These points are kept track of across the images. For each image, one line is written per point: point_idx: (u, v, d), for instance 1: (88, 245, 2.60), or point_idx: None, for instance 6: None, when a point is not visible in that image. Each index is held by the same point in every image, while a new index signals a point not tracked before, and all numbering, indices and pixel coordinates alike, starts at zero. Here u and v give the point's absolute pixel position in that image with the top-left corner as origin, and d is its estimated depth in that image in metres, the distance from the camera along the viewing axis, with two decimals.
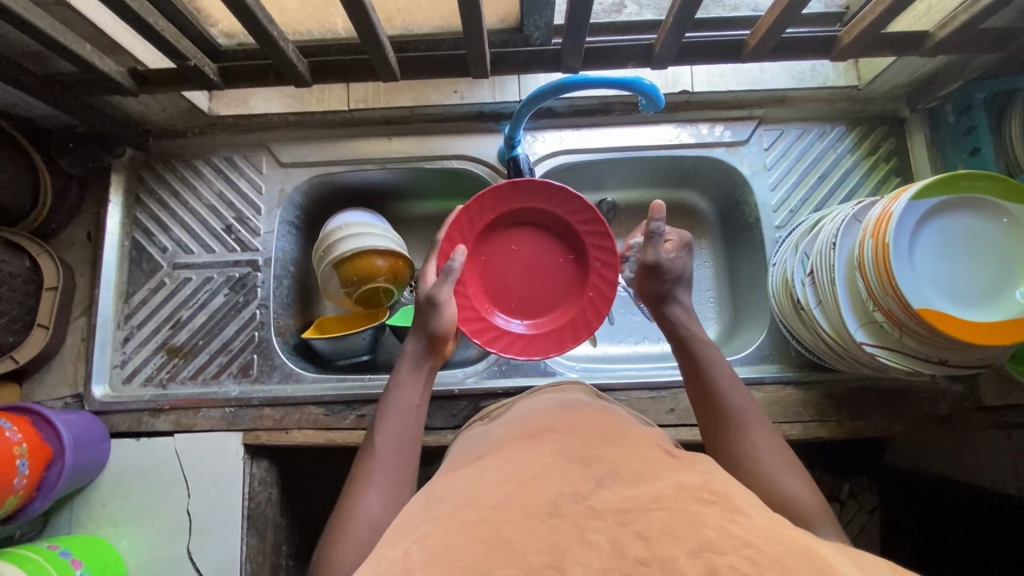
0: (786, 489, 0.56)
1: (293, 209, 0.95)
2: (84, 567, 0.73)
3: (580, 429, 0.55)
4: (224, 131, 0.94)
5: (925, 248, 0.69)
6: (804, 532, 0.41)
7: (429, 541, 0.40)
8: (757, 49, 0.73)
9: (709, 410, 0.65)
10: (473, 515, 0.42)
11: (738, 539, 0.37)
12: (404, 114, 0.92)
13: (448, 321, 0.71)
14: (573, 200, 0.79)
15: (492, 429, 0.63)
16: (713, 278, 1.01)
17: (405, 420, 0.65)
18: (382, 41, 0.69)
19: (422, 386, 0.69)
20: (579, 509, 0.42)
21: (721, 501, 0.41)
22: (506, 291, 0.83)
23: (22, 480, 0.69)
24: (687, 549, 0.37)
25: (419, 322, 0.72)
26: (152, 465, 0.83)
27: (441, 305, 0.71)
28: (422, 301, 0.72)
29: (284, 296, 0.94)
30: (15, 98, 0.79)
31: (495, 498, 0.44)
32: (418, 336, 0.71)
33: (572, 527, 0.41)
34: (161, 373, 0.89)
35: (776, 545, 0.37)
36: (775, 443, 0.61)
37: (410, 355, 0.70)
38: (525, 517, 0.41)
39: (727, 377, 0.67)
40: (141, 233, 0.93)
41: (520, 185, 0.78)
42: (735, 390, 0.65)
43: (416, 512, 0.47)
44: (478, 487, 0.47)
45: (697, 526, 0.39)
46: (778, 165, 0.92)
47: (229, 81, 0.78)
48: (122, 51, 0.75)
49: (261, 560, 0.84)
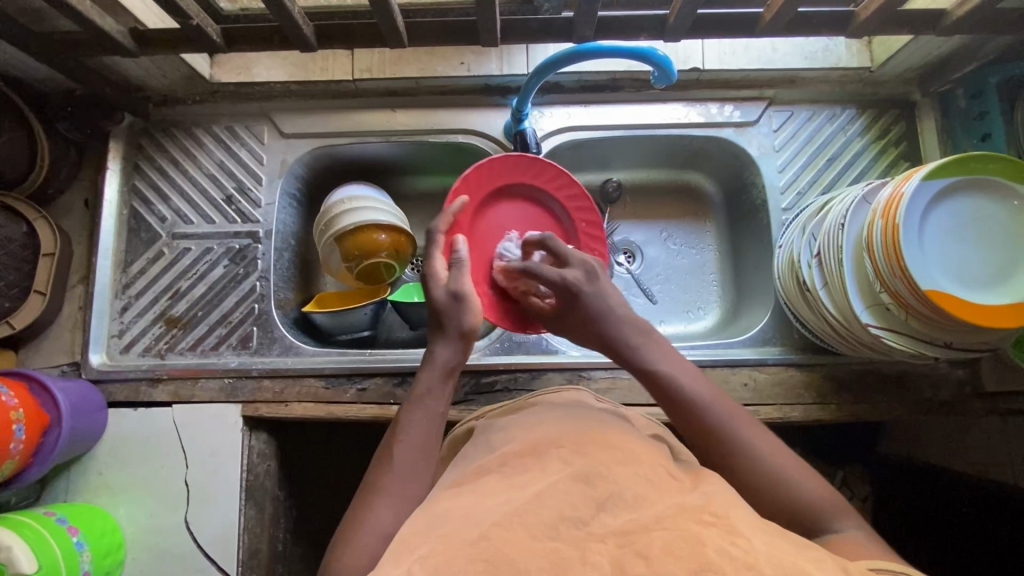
0: (806, 495, 0.53)
1: (294, 180, 0.94)
2: (80, 534, 0.73)
3: (585, 440, 0.54)
4: (225, 99, 0.93)
5: (935, 230, 0.69)
6: (803, 551, 0.40)
7: (432, 560, 0.39)
8: (772, 23, 0.72)
9: (705, 443, 0.57)
10: (477, 530, 0.42)
11: (740, 560, 0.38)
12: (409, 85, 0.91)
13: (472, 317, 0.69)
14: (549, 169, 0.83)
15: (499, 433, 0.61)
16: (717, 260, 1.01)
17: (425, 427, 0.62)
18: (391, 7, 0.68)
19: (449, 394, 0.65)
20: (579, 533, 0.42)
21: (721, 522, 0.41)
22: (505, 274, 0.83)
23: (18, 444, 0.68)
24: (687, 569, 0.37)
25: (439, 323, 0.68)
26: (149, 436, 0.82)
27: (468, 300, 0.68)
28: (440, 303, 0.68)
29: (284, 269, 0.93)
30: (14, 60, 0.78)
31: (496, 515, 0.43)
32: (448, 339, 0.67)
33: (573, 548, 0.40)
34: (159, 343, 0.88)
35: (778, 568, 0.37)
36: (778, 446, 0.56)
37: (437, 363, 0.66)
38: (526, 538, 0.41)
39: (708, 406, 0.58)
40: (140, 202, 0.92)
41: (497, 163, 0.81)
42: (721, 411, 0.57)
43: (418, 524, 0.46)
44: (482, 504, 0.46)
45: (698, 546, 0.39)
46: (787, 147, 0.91)
47: (231, 44, 0.76)
48: (121, 9, 0.73)
49: (259, 531, 0.84)
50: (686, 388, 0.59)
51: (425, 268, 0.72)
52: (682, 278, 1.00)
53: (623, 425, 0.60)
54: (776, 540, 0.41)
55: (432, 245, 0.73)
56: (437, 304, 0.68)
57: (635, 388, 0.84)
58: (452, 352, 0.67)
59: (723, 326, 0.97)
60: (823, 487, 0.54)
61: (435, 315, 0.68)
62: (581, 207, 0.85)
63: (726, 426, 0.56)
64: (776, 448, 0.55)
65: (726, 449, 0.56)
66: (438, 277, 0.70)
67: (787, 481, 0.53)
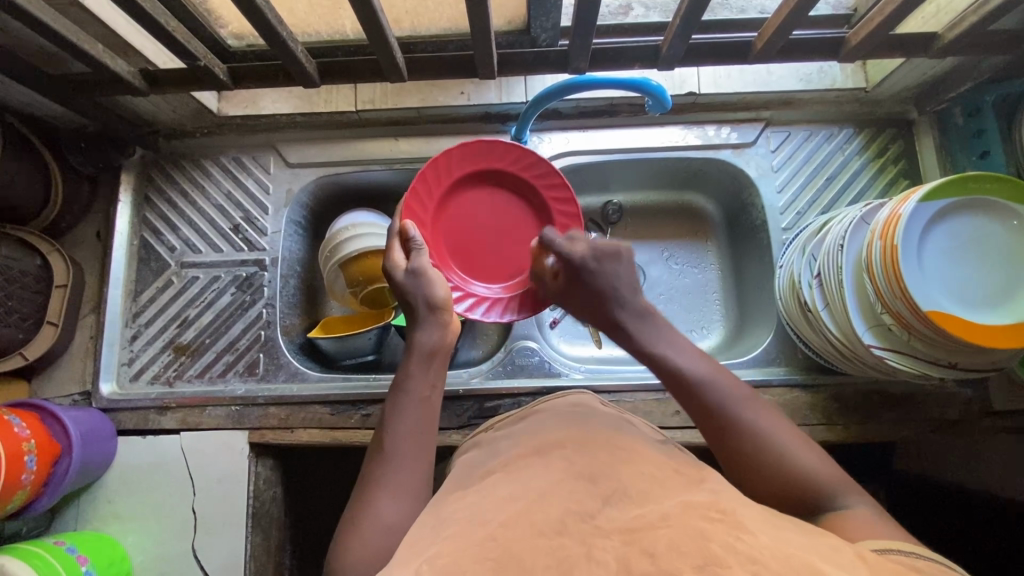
0: (813, 475, 0.53)
1: (299, 208, 0.96)
2: (90, 564, 0.74)
3: (589, 443, 0.55)
4: (232, 132, 0.95)
5: (935, 250, 0.69)
6: (809, 547, 0.40)
7: (439, 561, 0.40)
8: (764, 51, 0.73)
9: (709, 419, 0.58)
10: (484, 532, 0.43)
11: (743, 555, 0.38)
12: (411, 115, 0.93)
13: (439, 288, 0.71)
14: (511, 150, 0.80)
15: (501, 444, 0.61)
16: (719, 279, 1.01)
17: (412, 412, 0.62)
18: (390, 41, 0.70)
19: (438, 374, 0.67)
20: (587, 527, 0.42)
21: (726, 518, 0.42)
22: (480, 261, 0.84)
23: (29, 476, 0.70)
24: (693, 564, 0.37)
25: (408, 306, 0.70)
26: (159, 463, 0.84)
27: (426, 273, 0.71)
28: (403, 283, 0.71)
29: (290, 296, 0.95)
30: (30, 98, 0.80)
31: (504, 516, 0.44)
32: (420, 312, 0.69)
33: (580, 544, 0.40)
34: (168, 371, 0.89)
35: (783, 564, 0.37)
36: (785, 430, 0.57)
37: (422, 346, 0.67)
38: (532, 535, 0.41)
39: (708, 379, 0.60)
40: (150, 232, 0.94)
41: (459, 152, 0.79)
42: (723, 388, 0.59)
43: (423, 535, 0.46)
44: (486, 504, 0.47)
45: (703, 541, 0.39)
46: (786, 167, 0.92)
47: (239, 82, 0.78)
48: (134, 51, 0.76)
49: (265, 560, 0.84)
50: (681, 365, 0.61)
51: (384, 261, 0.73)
52: (685, 297, 1.00)
53: (626, 430, 0.60)
54: (785, 536, 0.41)
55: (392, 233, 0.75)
56: (401, 283, 0.70)
57: (638, 410, 0.84)
58: (431, 334, 0.68)
59: (727, 347, 0.97)
60: (830, 465, 0.55)
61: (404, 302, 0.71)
62: (563, 202, 0.81)
63: (724, 399, 0.58)
64: (777, 422, 0.57)
65: (730, 420, 0.57)
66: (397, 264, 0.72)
67: (786, 453, 0.55)
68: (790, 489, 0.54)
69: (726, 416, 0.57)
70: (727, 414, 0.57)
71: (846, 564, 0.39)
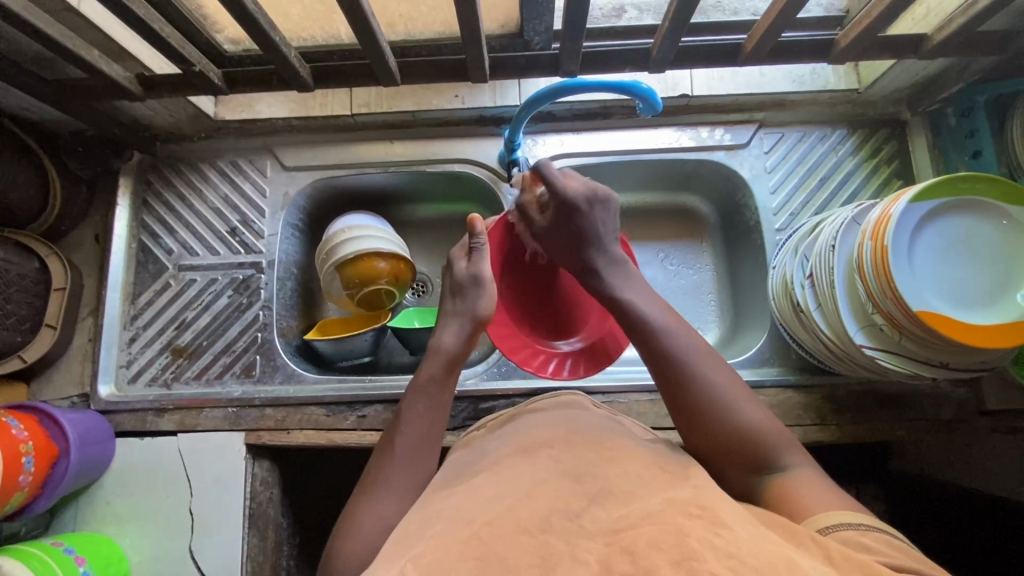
0: (752, 427, 0.56)
1: (296, 211, 0.96)
2: (88, 565, 0.75)
3: (577, 444, 0.55)
4: (229, 135, 0.96)
5: (926, 250, 0.69)
6: (788, 542, 0.41)
7: (425, 559, 0.41)
8: (754, 53, 0.74)
9: (659, 365, 0.61)
10: (470, 531, 0.43)
11: (721, 550, 0.38)
12: (406, 118, 0.93)
13: (487, 301, 0.70)
14: None
15: (493, 442, 0.62)
16: (714, 280, 1.01)
17: (427, 416, 0.63)
18: (382, 46, 0.70)
19: (450, 383, 0.66)
20: (571, 527, 0.43)
21: (707, 514, 0.42)
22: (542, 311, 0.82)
23: (27, 477, 0.70)
24: (671, 559, 0.38)
25: (457, 304, 0.70)
26: (157, 465, 0.84)
27: (484, 283, 0.70)
28: (462, 282, 0.70)
29: (287, 298, 0.95)
30: (28, 103, 0.81)
31: (490, 514, 0.45)
32: (462, 318, 0.69)
33: (563, 543, 0.41)
34: (165, 373, 0.90)
35: (761, 559, 0.38)
36: (731, 383, 0.59)
37: (444, 351, 0.67)
38: (516, 533, 0.42)
39: (661, 328, 0.62)
40: (148, 235, 0.94)
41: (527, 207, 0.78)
42: (677, 336, 0.62)
43: (411, 533, 0.47)
44: (473, 502, 0.48)
45: (683, 538, 0.39)
46: (779, 168, 0.92)
47: (234, 86, 0.79)
48: (130, 58, 0.76)
49: (261, 560, 0.85)
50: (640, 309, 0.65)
51: (449, 257, 0.73)
52: (680, 298, 1.00)
53: (616, 430, 0.61)
54: (764, 532, 0.41)
55: (458, 243, 0.74)
56: (455, 292, 0.70)
57: (632, 411, 0.85)
58: (459, 340, 0.68)
59: (722, 347, 0.97)
60: (771, 421, 0.57)
61: (456, 299, 0.70)
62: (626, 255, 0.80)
63: (676, 345, 0.61)
64: (724, 373, 0.60)
65: (678, 366, 0.60)
66: (460, 263, 0.72)
67: (738, 414, 0.57)
68: (730, 439, 0.56)
69: (675, 365, 0.60)
70: (679, 361, 0.60)
71: (824, 559, 0.40)
